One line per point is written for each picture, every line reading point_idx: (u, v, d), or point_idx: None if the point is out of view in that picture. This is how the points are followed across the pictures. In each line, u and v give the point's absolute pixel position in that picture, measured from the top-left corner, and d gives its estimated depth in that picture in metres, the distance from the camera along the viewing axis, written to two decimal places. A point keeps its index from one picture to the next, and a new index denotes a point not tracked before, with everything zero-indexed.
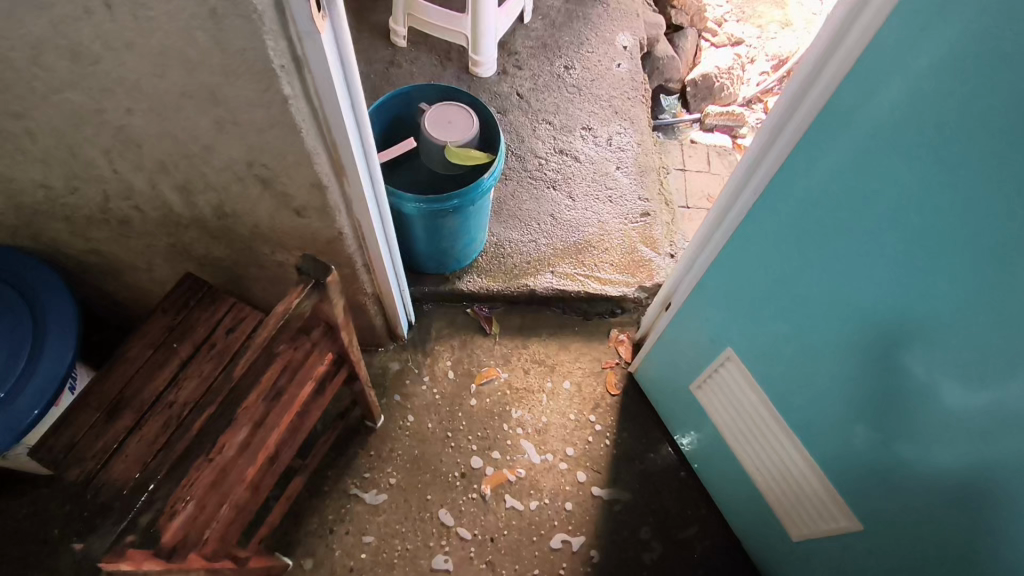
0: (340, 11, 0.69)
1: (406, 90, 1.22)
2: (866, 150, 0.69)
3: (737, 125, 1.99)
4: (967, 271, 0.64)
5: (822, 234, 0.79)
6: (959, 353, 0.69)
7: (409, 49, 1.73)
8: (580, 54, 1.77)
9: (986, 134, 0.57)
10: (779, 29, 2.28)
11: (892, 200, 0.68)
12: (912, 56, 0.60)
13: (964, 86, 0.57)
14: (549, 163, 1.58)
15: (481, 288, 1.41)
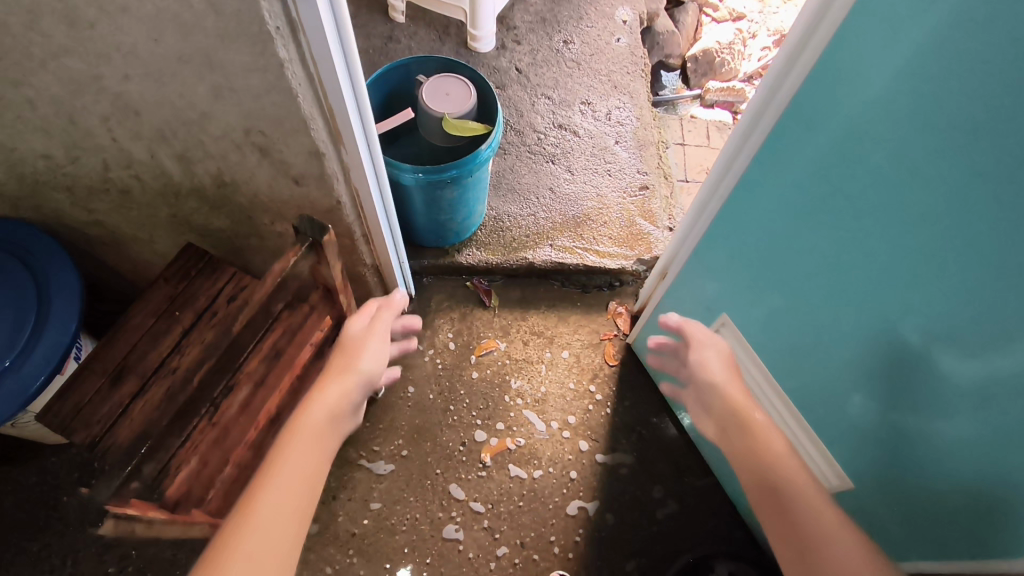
0: None
1: (405, 62, 1.22)
2: (869, 117, 0.67)
3: (738, 101, 2.02)
4: (969, 245, 0.63)
5: (821, 202, 0.79)
6: (956, 324, 0.68)
7: (407, 24, 1.72)
8: (579, 29, 1.76)
9: (987, 107, 0.55)
10: (781, 3, 2.24)
11: (892, 172, 0.67)
12: (908, 22, 0.58)
13: (965, 58, 0.55)
14: (548, 137, 1.58)
15: (481, 261, 1.42)
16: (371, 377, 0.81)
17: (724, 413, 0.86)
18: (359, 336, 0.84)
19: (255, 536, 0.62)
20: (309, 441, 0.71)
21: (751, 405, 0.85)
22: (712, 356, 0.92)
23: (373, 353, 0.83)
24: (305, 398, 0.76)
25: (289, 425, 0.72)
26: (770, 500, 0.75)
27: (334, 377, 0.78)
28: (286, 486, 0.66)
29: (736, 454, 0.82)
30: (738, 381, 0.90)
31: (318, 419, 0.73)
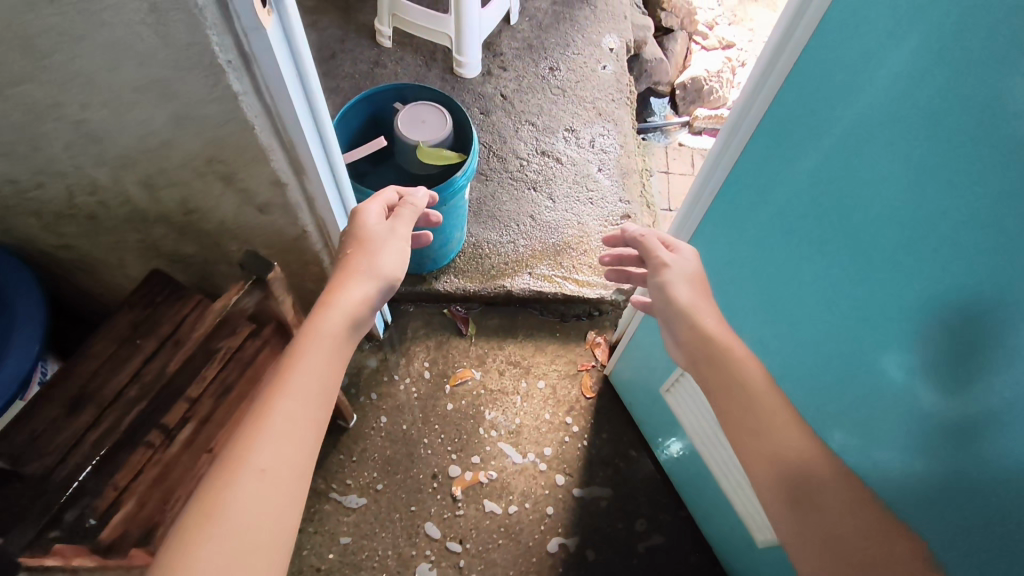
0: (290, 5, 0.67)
1: (400, 86, 1.22)
2: (843, 140, 0.63)
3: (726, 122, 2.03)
4: (944, 280, 0.58)
5: (796, 246, 0.75)
6: (931, 367, 0.62)
7: (394, 50, 1.73)
8: (565, 56, 1.76)
9: (967, 129, 0.51)
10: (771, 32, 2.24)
11: (865, 199, 0.63)
12: (894, 51, 0.55)
13: (944, 75, 0.51)
14: (530, 164, 1.57)
15: (458, 288, 1.40)
16: (388, 275, 0.84)
17: (692, 337, 0.76)
18: (376, 234, 0.87)
19: (276, 433, 0.65)
20: (327, 346, 0.74)
21: (721, 330, 0.76)
22: (681, 277, 0.82)
23: (389, 253, 0.85)
24: (322, 299, 0.79)
25: (308, 326, 0.75)
26: (753, 441, 0.68)
27: (352, 280, 0.81)
28: (302, 392, 0.69)
29: (712, 389, 0.73)
30: (707, 300, 0.81)
31: (335, 323, 0.76)
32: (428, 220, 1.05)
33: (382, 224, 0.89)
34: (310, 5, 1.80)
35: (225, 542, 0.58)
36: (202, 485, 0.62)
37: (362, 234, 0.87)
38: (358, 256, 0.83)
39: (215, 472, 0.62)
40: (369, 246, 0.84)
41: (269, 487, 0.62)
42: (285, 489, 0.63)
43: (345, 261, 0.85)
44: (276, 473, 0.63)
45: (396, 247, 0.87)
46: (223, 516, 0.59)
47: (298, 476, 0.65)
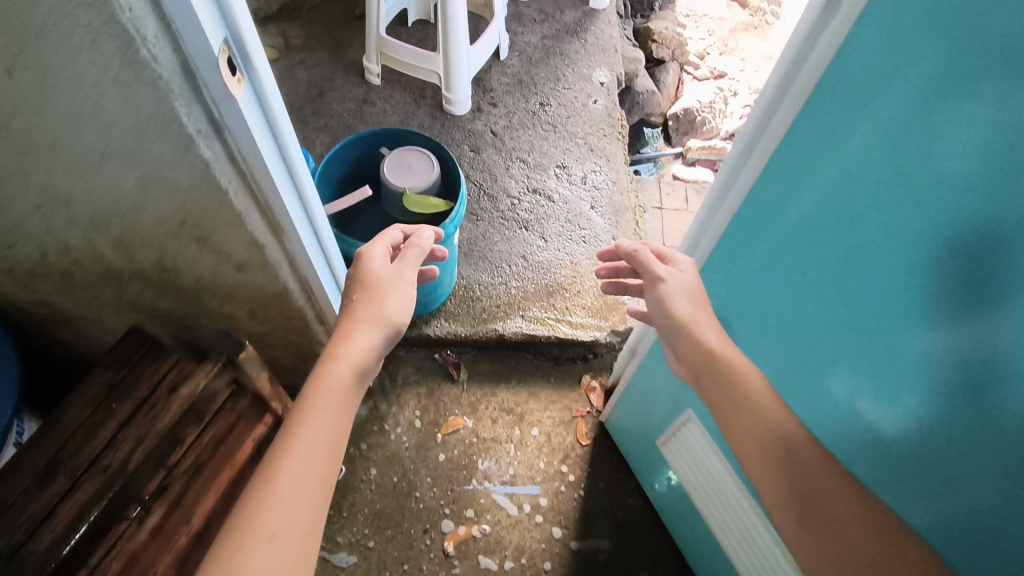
0: (260, 71, 0.65)
1: (397, 131, 1.19)
2: (830, 197, 0.61)
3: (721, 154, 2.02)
4: (940, 347, 0.55)
5: (785, 287, 0.71)
6: (930, 436, 0.59)
7: (383, 87, 1.71)
8: (556, 91, 1.75)
9: (957, 194, 0.49)
10: (762, 61, 2.24)
11: (853, 258, 0.60)
12: (881, 110, 0.53)
13: (932, 136, 0.49)
14: (521, 203, 1.54)
15: (449, 333, 1.36)
16: (394, 325, 0.85)
17: (692, 353, 0.75)
18: (381, 282, 0.87)
19: (288, 491, 0.65)
20: (336, 399, 0.73)
21: (721, 344, 0.74)
22: (677, 290, 0.80)
23: (395, 301, 0.85)
24: (329, 350, 0.79)
25: (317, 378, 0.75)
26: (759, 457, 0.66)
27: (356, 330, 0.81)
28: (316, 446, 0.69)
29: (716, 404, 0.72)
30: (706, 312, 0.79)
31: (342, 374, 0.76)
32: (435, 257, 1.06)
33: (387, 270, 0.89)
34: (299, 43, 1.79)
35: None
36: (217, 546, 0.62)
37: (368, 281, 0.87)
38: (364, 304, 0.84)
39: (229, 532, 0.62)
40: (375, 293, 0.84)
41: (279, 545, 0.62)
42: (298, 549, 0.63)
43: (350, 308, 0.85)
44: (287, 532, 0.63)
45: (402, 297, 0.87)
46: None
47: (309, 533, 0.64)
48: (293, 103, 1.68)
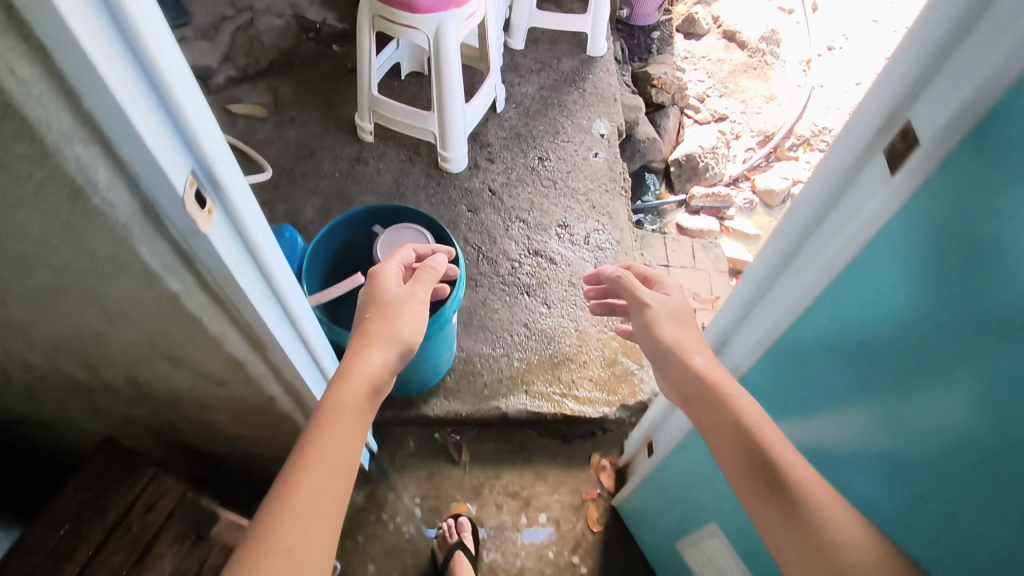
0: (234, 198, 0.56)
1: (399, 209, 1.13)
2: (850, 328, 0.56)
3: (725, 202, 1.97)
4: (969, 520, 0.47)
5: (811, 386, 0.63)
6: None
7: (376, 144, 1.65)
8: (555, 144, 1.69)
9: (982, 345, 0.44)
10: (764, 103, 2.19)
11: (872, 402, 0.55)
12: (906, 243, 0.48)
13: (952, 279, 0.45)
14: (522, 266, 1.48)
15: (449, 413, 1.29)
16: (410, 342, 0.81)
17: (682, 378, 0.72)
18: (398, 300, 0.84)
19: (306, 510, 0.60)
20: (348, 415, 0.68)
21: (714, 367, 0.71)
22: (666, 313, 0.79)
23: (411, 320, 0.82)
24: (343, 365, 0.74)
25: (332, 393, 0.70)
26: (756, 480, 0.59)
27: (371, 346, 0.77)
28: (333, 464, 0.64)
29: (706, 428, 0.67)
30: (694, 336, 0.77)
31: (358, 391, 0.72)
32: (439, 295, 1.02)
33: (403, 288, 0.86)
34: (289, 100, 1.73)
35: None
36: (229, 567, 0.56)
37: (383, 299, 0.84)
38: (379, 321, 0.80)
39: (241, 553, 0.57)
40: (390, 311, 0.81)
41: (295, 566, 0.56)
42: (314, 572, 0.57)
43: (365, 325, 0.81)
44: (304, 552, 0.57)
45: (419, 316, 0.84)
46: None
47: (326, 555, 0.59)
48: (283, 163, 1.61)
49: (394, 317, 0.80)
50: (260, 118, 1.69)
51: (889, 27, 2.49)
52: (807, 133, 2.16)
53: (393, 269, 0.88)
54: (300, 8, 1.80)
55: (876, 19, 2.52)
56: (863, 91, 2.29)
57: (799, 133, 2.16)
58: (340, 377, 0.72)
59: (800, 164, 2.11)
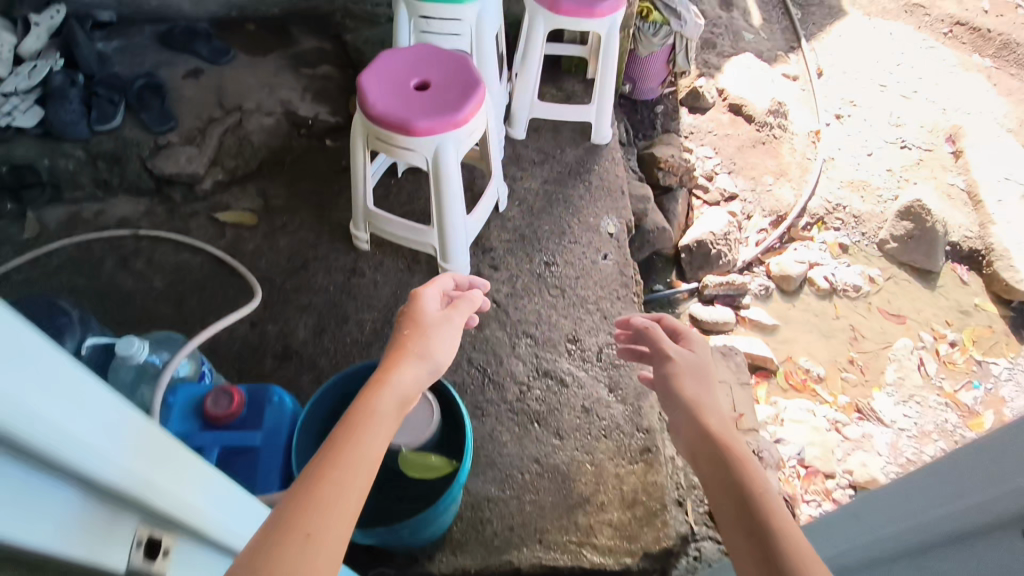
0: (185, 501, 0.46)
1: None
2: None
3: (739, 286, 1.87)
4: None
5: None
6: None
7: (373, 252, 1.56)
8: (561, 246, 1.60)
9: None
10: (774, 179, 2.12)
11: None
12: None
13: None
14: (531, 390, 1.38)
15: (457, 569, 1.17)
16: (439, 362, 0.82)
17: (696, 435, 0.87)
18: (432, 322, 0.87)
19: (328, 505, 0.58)
20: (385, 421, 0.70)
21: (722, 425, 0.87)
22: (684, 365, 0.97)
23: (442, 339, 0.84)
24: (375, 376, 0.75)
25: (364, 401, 0.71)
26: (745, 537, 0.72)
27: (403, 361, 0.78)
28: (359, 463, 0.63)
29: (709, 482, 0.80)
30: (708, 395, 0.94)
31: (391, 403, 0.72)
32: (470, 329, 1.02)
33: (439, 312, 0.89)
34: (280, 204, 1.65)
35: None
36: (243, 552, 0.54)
37: (417, 319, 0.87)
38: (415, 338, 0.83)
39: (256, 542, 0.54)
40: (425, 331, 0.84)
41: (312, 560, 0.54)
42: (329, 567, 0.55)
43: (400, 340, 0.82)
44: (321, 549, 0.55)
45: (448, 340, 0.86)
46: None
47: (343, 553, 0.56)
48: (274, 277, 1.52)
49: (429, 337, 0.83)
50: (250, 225, 1.60)
51: (898, 92, 2.43)
52: (821, 211, 2.08)
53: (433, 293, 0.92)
54: (291, 105, 1.72)
55: (884, 84, 2.46)
56: (875, 162, 2.21)
57: (813, 211, 2.07)
58: (376, 386, 0.73)
59: (815, 244, 2.02)
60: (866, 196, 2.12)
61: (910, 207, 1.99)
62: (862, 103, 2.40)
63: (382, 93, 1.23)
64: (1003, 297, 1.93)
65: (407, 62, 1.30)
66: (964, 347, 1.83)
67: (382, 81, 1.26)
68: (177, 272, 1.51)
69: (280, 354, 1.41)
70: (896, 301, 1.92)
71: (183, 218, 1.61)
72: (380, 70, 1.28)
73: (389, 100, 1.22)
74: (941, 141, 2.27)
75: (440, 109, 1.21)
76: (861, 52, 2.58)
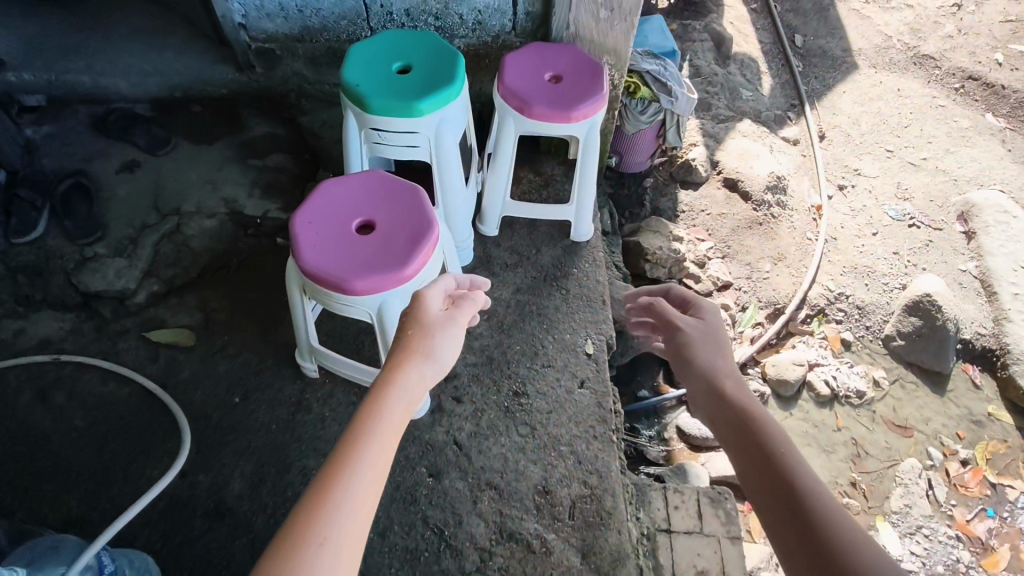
0: None
1: None
2: None
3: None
4: None
5: None
6: None
7: (322, 381, 1.39)
8: (533, 371, 1.44)
9: None
10: (772, 264, 1.95)
11: None
12: None
13: None
14: (494, 557, 1.22)
15: None
16: (443, 360, 0.91)
17: (713, 401, 0.97)
18: (435, 323, 0.93)
19: (347, 500, 0.72)
20: (391, 422, 0.81)
21: (738, 389, 0.96)
22: (696, 336, 1.05)
23: (444, 340, 0.92)
24: (384, 375, 0.86)
25: (375, 400, 0.82)
26: (767, 489, 0.83)
27: (409, 365, 0.87)
28: (367, 465, 0.75)
29: (728, 443, 0.91)
30: (721, 360, 1.03)
31: (398, 403, 0.83)
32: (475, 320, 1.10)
33: (441, 313, 0.96)
34: (222, 318, 1.48)
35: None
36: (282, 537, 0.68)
37: (423, 321, 0.94)
38: (419, 338, 0.91)
39: (289, 532, 0.68)
40: (426, 330, 0.91)
41: (328, 561, 0.67)
42: (352, 550, 0.69)
43: (404, 342, 0.91)
44: (335, 547, 0.68)
45: (452, 338, 0.94)
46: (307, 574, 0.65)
47: (354, 552, 0.69)
48: (210, 412, 1.35)
49: (429, 337, 0.91)
50: (185, 346, 1.43)
51: (906, 159, 2.26)
52: (822, 302, 1.91)
53: (434, 294, 0.97)
54: (236, 203, 1.55)
55: (891, 149, 2.29)
56: (881, 242, 2.05)
57: (813, 302, 1.91)
58: (384, 386, 0.84)
59: (815, 341, 1.86)
60: (870, 284, 1.95)
61: (918, 301, 1.84)
62: (867, 172, 2.23)
63: (320, 239, 1.07)
64: (1018, 405, 1.79)
65: (353, 194, 1.14)
66: (977, 467, 1.68)
67: (322, 222, 1.09)
68: (99, 408, 1.34)
69: (211, 512, 1.24)
70: (902, 409, 1.77)
71: (112, 336, 1.43)
72: (320, 205, 1.12)
73: (327, 249, 1.06)
74: (952, 218, 2.11)
75: (383, 264, 1.04)
76: (867, 111, 2.41)
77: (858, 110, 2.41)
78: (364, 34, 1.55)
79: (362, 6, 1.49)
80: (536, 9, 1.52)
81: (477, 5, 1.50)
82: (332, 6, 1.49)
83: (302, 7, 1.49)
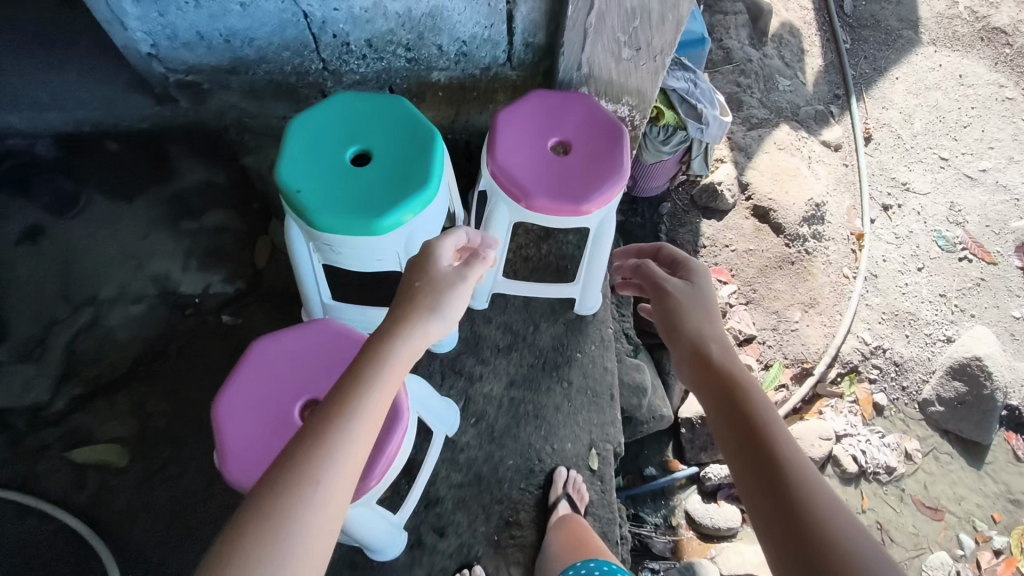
0: None
1: None
2: None
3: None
4: None
5: None
6: None
7: None
8: (528, 492, 1.24)
9: None
10: (803, 312, 1.70)
11: None
12: None
13: None
14: None
15: None
16: (449, 318, 0.80)
17: (697, 370, 0.84)
18: (446, 278, 0.82)
19: (338, 451, 0.64)
20: (388, 371, 0.72)
21: (725, 357, 0.83)
22: (684, 299, 0.92)
23: (455, 297, 0.81)
24: (387, 324, 0.76)
25: (375, 351, 0.72)
26: (755, 473, 0.70)
27: (415, 320, 0.77)
28: (362, 419, 0.67)
29: (713, 416, 0.79)
30: (710, 322, 0.90)
31: (399, 354, 0.74)
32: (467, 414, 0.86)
33: (452, 268, 0.84)
34: (160, 427, 1.23)
35: (278, 560, 0.57)
36: (265, 490, 0.61)
37: (433, 274, 0.82)
38: (427, 289, 0.80)
39: (271, 486, 0.61)
40: (437, 284, 0.80)
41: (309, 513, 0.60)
42: (332, 517, 0.62)
43: (410, 295, 0.80)
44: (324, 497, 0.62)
45: (464, 295, 0.83)
46: (286, 531, 0.59)
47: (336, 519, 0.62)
48: (150, 555, 1.14)
49: (439, 291, 0.80)
50: (118, 467, 1.20)
51: (962, 170, 1.95)
52: (856, 358, 1.69)
53: (446, 245, 0.85)
54: (168, 281, 1.27)
55: (946, 156, 1.97)
56: (926, 280, 1.80)
57: (845, 358, 1.69)
58: (387, 335, 0.74)
59: (844, 406, 1.65)
60: (911, 336, 1.72)
61: (965, 364, 1.62)
62: (917, 187, 1.93)
63: (253, 437, 0.82)
64: None
65: (297, 360, 0.87)
66: (1010, 556, 1.54)
67: (256, 407, 0.84)
68: (20, 552, 1.14)
69: None
70: (934, 486, 1.61)
71: (30, 454, 1.20)
72: (255, 377, 0.86)
73: (260, 455, 0.81)
74: (1009, 249, 1.84)
75: None
76: (922, 104, 2.06)
77: (912, 104, 2.06)
78: (315, 66, 1.20)
79: (309, 36, 1.13)
80: (538, 40, 1.16)
81: (460, 34, 1.15)
82: (270, 36, 1.13)
83: (230, 36, 1.13)
